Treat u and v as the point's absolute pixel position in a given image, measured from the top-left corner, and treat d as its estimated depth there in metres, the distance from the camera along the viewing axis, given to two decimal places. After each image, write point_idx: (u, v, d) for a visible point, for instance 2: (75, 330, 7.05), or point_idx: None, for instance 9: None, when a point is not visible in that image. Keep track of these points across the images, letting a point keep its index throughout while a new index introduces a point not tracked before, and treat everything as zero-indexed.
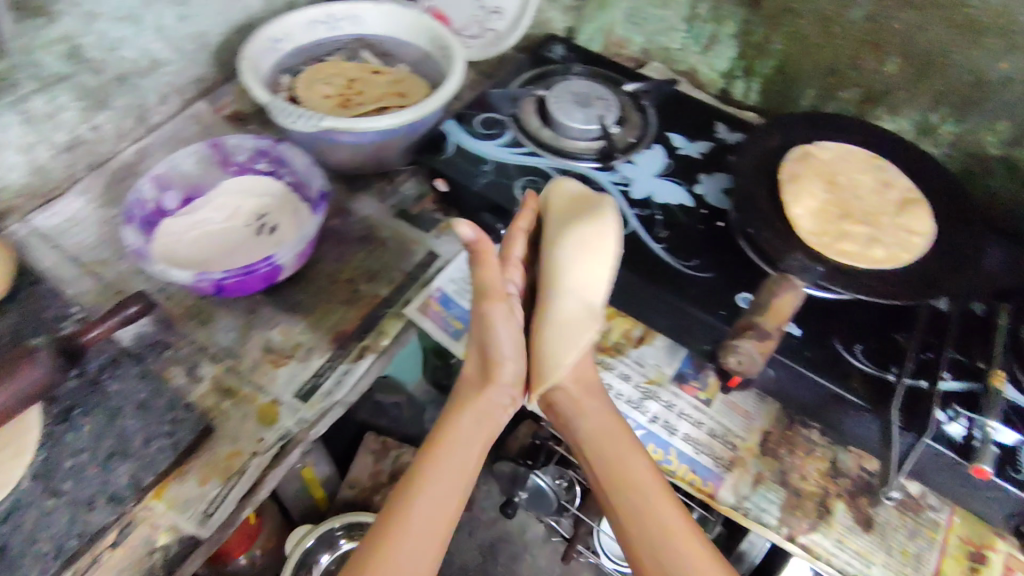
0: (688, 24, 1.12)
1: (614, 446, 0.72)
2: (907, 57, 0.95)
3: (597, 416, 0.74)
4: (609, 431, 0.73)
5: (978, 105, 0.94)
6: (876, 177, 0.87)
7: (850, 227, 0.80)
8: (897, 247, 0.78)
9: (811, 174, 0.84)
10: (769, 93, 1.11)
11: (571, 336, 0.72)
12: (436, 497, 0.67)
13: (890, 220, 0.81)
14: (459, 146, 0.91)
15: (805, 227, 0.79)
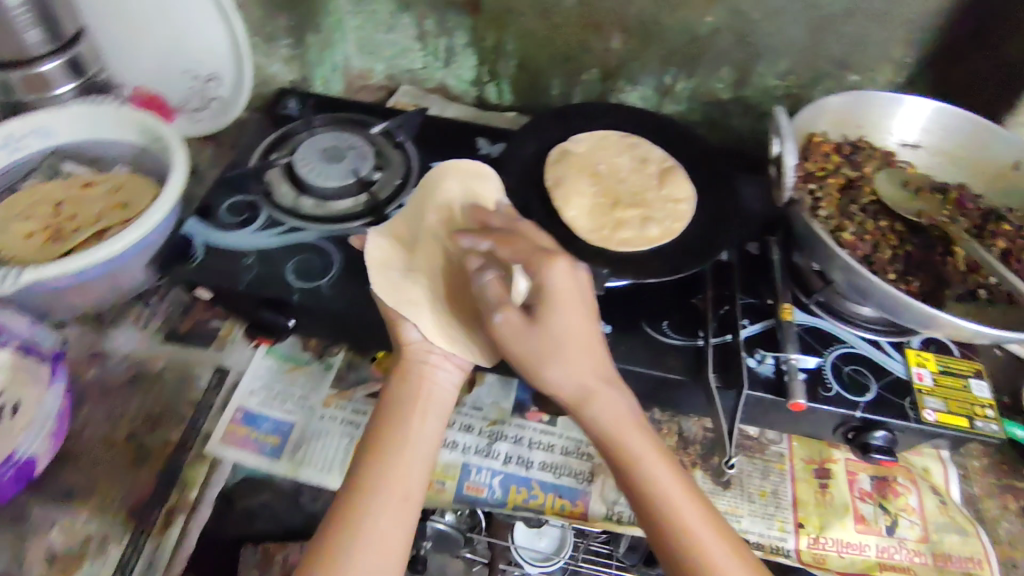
0: (422, 42, 1.09)
1: (626, 443, 0.62)
2: (628, 30, 0.98)
3: (619, 407, 0.63)
4: (625, 429, 0.62)
5: (700, 59, 1.00)
6: (634, 153, 0.89)
7: (624, 213, 0.82)
8: (669, 221, 0.81)
9: (575, 172, 0.85)
10: (520, 90, 1.11)
11: (546, 339, 0.62)
12: (394, 493, 0.61)
13: (657, 195, 0.84)
14: (209, 246, 0.80)
15: (583, 228, 0.79)
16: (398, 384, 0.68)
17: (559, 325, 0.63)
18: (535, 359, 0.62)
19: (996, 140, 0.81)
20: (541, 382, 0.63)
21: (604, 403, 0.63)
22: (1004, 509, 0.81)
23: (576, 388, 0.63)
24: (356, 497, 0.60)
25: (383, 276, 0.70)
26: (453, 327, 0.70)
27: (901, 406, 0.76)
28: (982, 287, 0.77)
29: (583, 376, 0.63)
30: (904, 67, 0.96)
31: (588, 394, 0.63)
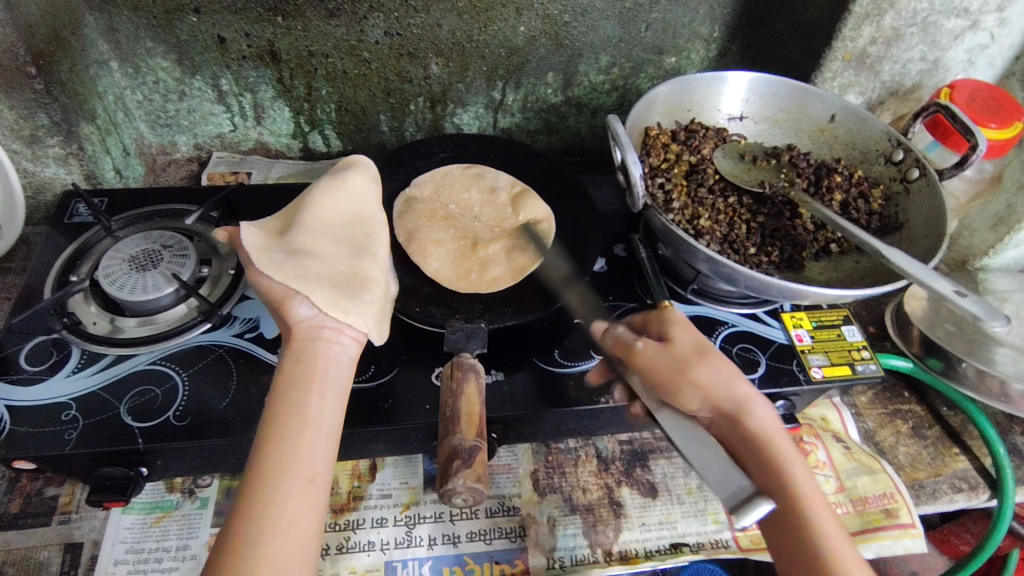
0: (223, 104, 0.97)
1: (779, 453, 0.57)
2: (444, 53, 0.93)
3: (767, 416, 0.59)
4: (779, 438, 0.58)
5: (524, 68, 0.97)
6: (479, 185, 0.86)
7: (484, 251, 0.79)
8: (531, 245, 0.80)
9: (427, 221, 0.81)
10: (347, 132, 1.03)
11: (682, 351, 0.62)
12: (298, 484, 0.50)
13: (511, 223, 0.83)
14: (14, 407, 0.66)
15: (448, 277, 0.76)
16: (292, 365, 0.57)
17: (686, 343, 0.63)
18: (682, 367, 0.60)
19: (808, 98, 0.87)
20: (691, 398, 0.59)
21: (760, 407, 0.59)
22: (898, 434, 0.87)
23: (739, 389, 0.59)
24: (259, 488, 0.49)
25: (266, 258, 0.62)
26: (345, 298, 0.62)
27: (791, 371, 0.78)
28: (832, 242, 0.81)
29: (727, 386, 0.59)
30: (713, 41, 0.99)
31: (747, 394, 0.59)
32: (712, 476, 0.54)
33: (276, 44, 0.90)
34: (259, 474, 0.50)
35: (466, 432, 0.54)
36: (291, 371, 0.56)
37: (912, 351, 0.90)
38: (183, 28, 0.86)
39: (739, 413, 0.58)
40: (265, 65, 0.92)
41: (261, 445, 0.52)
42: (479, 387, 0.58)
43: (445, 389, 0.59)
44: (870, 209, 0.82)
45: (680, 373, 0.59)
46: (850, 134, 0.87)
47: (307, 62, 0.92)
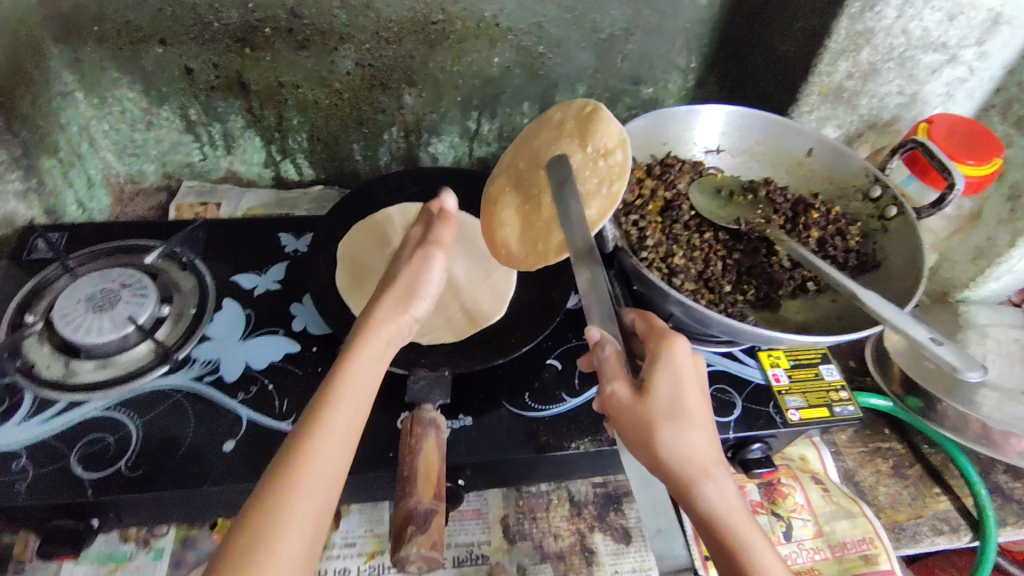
0: (192, 133, 0.95)
1: (733, 531, 0.52)
2: (417, 84, 0.92)
3: (719, 495, 0.53)
4: (733, 515, 0.53)
5: (500, 98, 0.96)
6: (550, 127, 0.77)
7: (548, 207, 0.72)
8: (602, 189, 0.67)
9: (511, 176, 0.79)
10: (320, 162, 1.01)
11: (657, 399, 0.55)
12: (333, 451, 0.49)
13: (583, 160, 0.70)
14: None
15: (521, 256, 0.74)
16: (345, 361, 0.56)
17: (664, 392, 0.56)
18: (645, 427, 0.54)
19: (785, 132, 0.86)
20: (647, 456, 0.55)
21: (709, 486, 0.53)
22: (878, 474, 0.85)
23: (697, 457, 0.54)
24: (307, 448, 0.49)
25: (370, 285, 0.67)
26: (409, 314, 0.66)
27: (767, 414, 0.76)
28: (809, 279, 0.79)
29: (688, 453, 0.54)
30: (691, 71, 0.98)
31: (700, 465, 0.53)
32: (656, 538, 0.56)
33: (244, 74, 0.88)
34: (318, 422, 0.51)
35: (423, 494, 0.52)
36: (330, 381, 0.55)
37: (892, 388, 0.88)
38: (148, 59, 0.84)
39: (689, 488, 0.53)
40: (233, 95, 0.90)
41: (312, 409, 0.52)
42: (438, 446, 0.56)
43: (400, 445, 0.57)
44: (847, 247, 0.81)
45: (639, 433, 0.54)
46: (827, 169, 0.86)
47: (277, 92, 0.90)
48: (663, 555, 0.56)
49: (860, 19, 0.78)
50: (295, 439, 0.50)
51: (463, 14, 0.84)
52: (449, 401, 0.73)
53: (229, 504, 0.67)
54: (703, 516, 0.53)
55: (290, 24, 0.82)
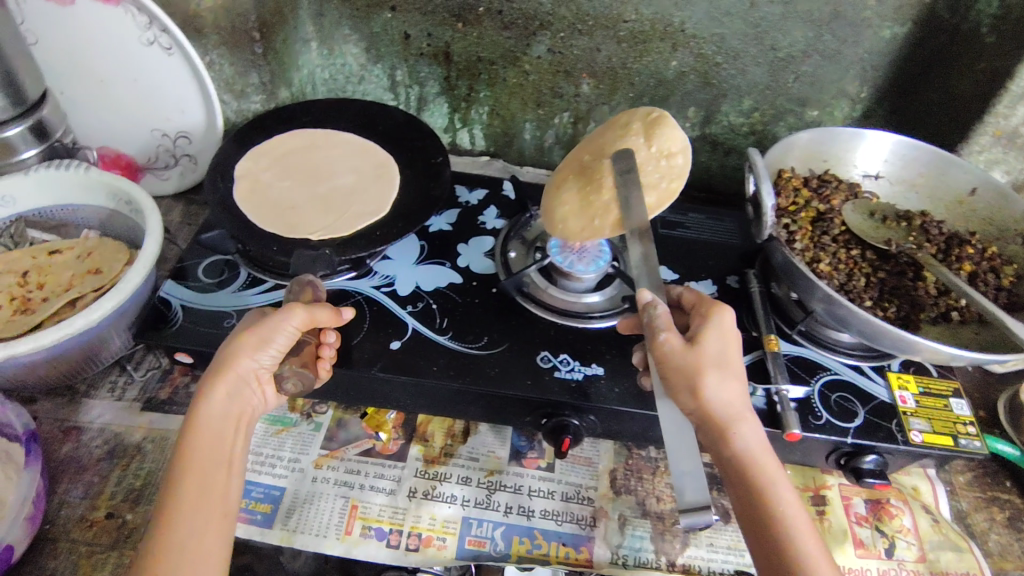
0: (393, 92, 1.08)
1: (760, 475, 0.58)
2: (597, 75, 1.01)
3: (752, 439, 0.59)
4: (762, 459, 0.59)
5: (668, 100, 1.03)
6: (615, 127, 0.78)
7: (608, 189, 0.72)
8: (663, 182, 0.72)
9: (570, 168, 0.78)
10: (492, 134, 1.12)
11: (701, 352, 0.61)
12: (201, 469, 0.58)
13: (645, 156, 0.73)
14: (188, 308, 0.77)
15: (575, 230, 0.75)
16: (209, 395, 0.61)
17: (709, 349, 0.61)
18: (691, 372, 0.59)
19: (951, 168, 0.88)
20: (686, 400, 0.59)
21: (744, 428, 0.59)
22: (992, 522, 0.83)
23: (729, 407, 0.59)
24: (180, 484, 0.56)
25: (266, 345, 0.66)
26: (267, 341, 0.64)
27: (888, 429, 0.77)
28: (954, 308, 0.80)
29: (726, 401, 0.59)
30: (860, 101, 1.01)
31: (732, 410, 0.59)
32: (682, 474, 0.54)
33: (451, 46, 1.00)
34: (186, 455, 0.58)
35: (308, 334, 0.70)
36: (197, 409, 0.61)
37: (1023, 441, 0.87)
38: (377, 22, 0.98)
39: (725, 430, 0.59)
40: (437, 63, 1.03)
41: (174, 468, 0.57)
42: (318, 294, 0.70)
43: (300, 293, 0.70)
44: (999, 284, 0.81)
45: (685, 378, 0.59)
46: (989, 210, 0.86)
47: (474, 66, 1.02)
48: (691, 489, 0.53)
49: None
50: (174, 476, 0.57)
51: (653, 16, 0.92)
52: (585, 351, 0.79)
53: (384, 396, 0.77)
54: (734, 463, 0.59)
55: (501, 7, 0.94)
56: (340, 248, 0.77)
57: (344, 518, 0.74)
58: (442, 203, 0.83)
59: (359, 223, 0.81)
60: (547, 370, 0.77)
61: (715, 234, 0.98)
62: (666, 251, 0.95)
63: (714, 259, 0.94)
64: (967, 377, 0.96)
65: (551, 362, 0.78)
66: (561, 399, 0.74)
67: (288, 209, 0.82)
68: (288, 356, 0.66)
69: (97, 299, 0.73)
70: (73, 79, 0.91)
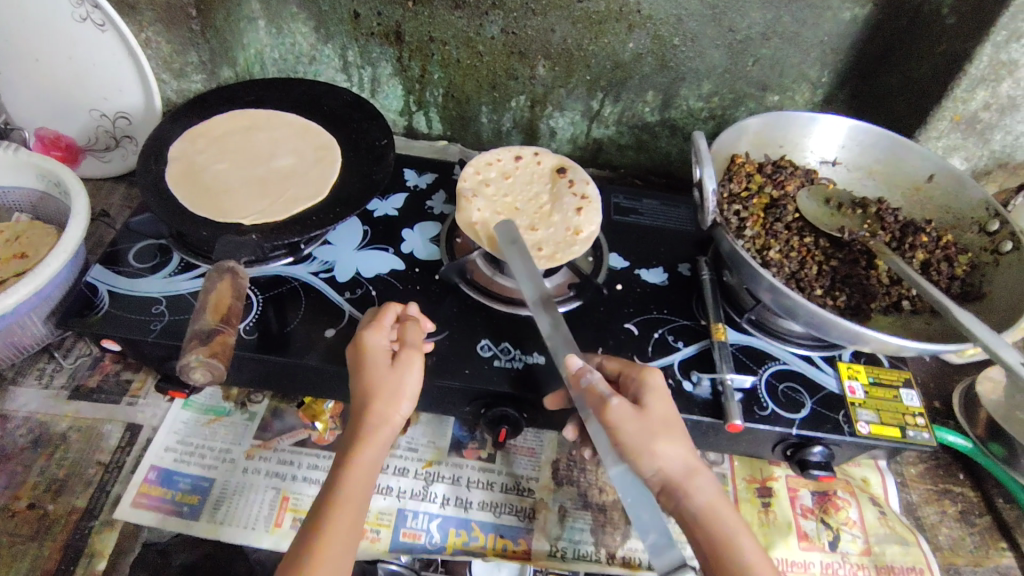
0: (346, 73, 1.05)
1: (723, 536, 0.58)
2: (552, 57, 0.98)
3: (709, 495, 0.60)
4: (722, 514, 0.60)
5: (626, 83, 1.00)
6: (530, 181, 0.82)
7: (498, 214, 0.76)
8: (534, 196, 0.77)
9: (524, 199, 0.83)
10: (449, 118, 1.09)
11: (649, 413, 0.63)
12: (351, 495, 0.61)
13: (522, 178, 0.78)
14: (115, 294, 0.75)
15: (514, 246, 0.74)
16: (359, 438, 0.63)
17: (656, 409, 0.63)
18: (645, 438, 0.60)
19: (907, 154, 0.85)
20: (646, 466, 0.61)
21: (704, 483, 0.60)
22: (943, 514, 0.82)
23: (685, 465, 0.61)
24: (335, 510, 0.60)
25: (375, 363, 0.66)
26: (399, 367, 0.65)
27: (835, 420, 0.76)
28: (905, 298, 0.79)
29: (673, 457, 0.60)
30: (820, 86, 0.98)
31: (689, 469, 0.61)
32: (648, 539, 0.60)
33: (402, 26, 0.97)
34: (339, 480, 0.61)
35: (209, 318, 0.61)
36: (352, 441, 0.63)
37: (975, 432, 0.85)
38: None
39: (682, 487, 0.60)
40: (388, 43, 0.99)
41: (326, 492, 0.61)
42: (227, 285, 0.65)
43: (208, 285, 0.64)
44: (953, 273, 0.79)
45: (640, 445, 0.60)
46: (946, 197, 0.84)
47: (425, 46, 0.99)
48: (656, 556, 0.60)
49: (1005, 49, 0.77)
50: (325, 500, 0.61)
51: None
52: (527, 340, 0.77)
53: (318, 385, 0.75)
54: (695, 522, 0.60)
55: None
56: (271, 233, 0.75)
57: (274, 510, 0.71)
58: (382, 188, 0.81)
59: (295, 207, 0.78)
60: (486, 360, 0.75)
61: (670, 221, 0.96)
62: (619, 238, 0.93)
63: (666, 246, 0.92)
64: (924, 368, 0.95)
65: (491, 350, 0.76)
66: (499, 389, 0.72)
67: (222, 193, 0.79)
68: (195, 344, 0.58)
69: (15, 284, 0.70)
70: (6, 56, 0.87)
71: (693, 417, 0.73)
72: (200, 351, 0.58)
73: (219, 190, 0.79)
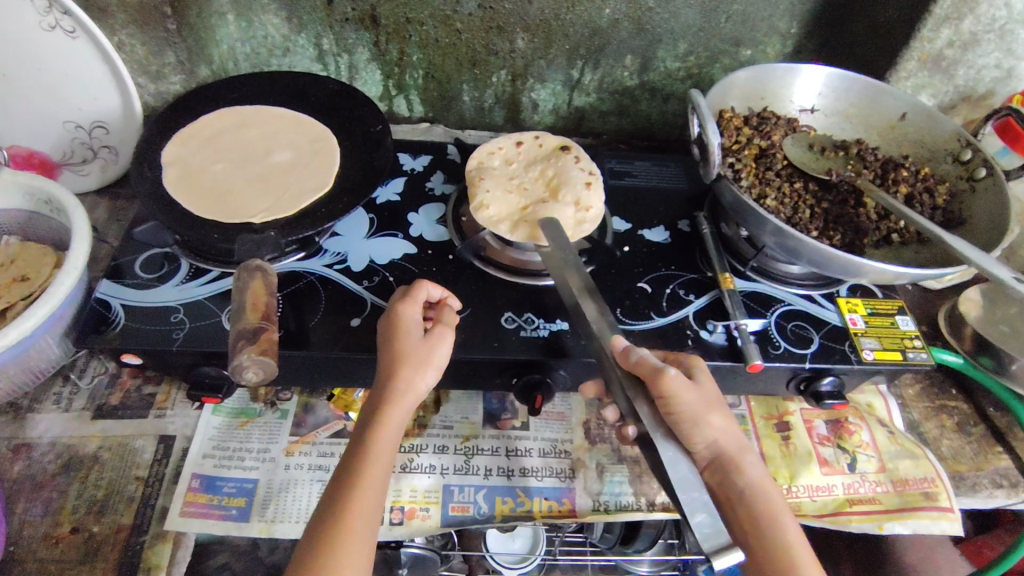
0: (321, 62, 1.03)
1: (767, 506, 0.63)
2: (531, 29, 0.98)
3: (759, 471, 0.65)
4: (767, 490, 0.64)
5: (605, 49, 1.02)
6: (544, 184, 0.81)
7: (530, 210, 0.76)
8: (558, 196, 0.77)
9: (531, 178, 0.85)
10: (430, 99, 1.09)
11: (704, 393, 0.65)
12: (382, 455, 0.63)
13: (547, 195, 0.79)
14: (129, 307, 0.73)
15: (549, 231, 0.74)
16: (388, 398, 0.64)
17: (710, 389, 0.66)
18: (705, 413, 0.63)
19: (881, 96, 0.90)
20: (701, 438, 0.64)
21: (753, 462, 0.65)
22: (942, 427, 0.88)
23: (737, 445, 0.65)
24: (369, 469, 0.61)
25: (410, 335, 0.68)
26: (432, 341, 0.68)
27: (842, 351, 0.81)
28: (894, 231, 0.83)
29: (728, 436, 0.64)
30: (790, 37, 1.02)
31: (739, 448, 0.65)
32: (697, 518, 0.57)
33: (377, 9, 0.95)
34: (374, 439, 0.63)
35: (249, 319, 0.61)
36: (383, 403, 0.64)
37: (963, 349, 0.92)
38: None
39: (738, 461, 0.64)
40: (365, 28, 0.98)
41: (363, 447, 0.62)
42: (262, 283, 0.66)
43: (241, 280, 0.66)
44: (934, 204, 0.84)
45: (699, 419, 0.63)
46: (920, 132, 0.89)
47: (404, 28, 0.98)
48: (704, 536, 0.57)
49: None
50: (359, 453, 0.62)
51: None
52: (549, 308, 0.79)
53: (348, 375, 0.76)
54: (741, 495, 0.64)
55: None
56: (284, 229, 0.74)
57: None
58: (385, 173, 0.80)
59: (302, 201, 0.78)
60: (512, 331, 0.76)
61: (661, 180, 0.99)
62: (617, 201, 0.95)
63: (663, 205, 0.95)
64: (908, 295, 1.01)
65: (515, 322, 0.77)
66: (531, 357, 0.74)
67: (225, 194, 0.78)
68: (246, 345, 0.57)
69: (27, 308, 0.68)
70: None
71: (715, 363, 0.76)
72: (249, 350, 0.57)
73: (221, 192, 0.78)
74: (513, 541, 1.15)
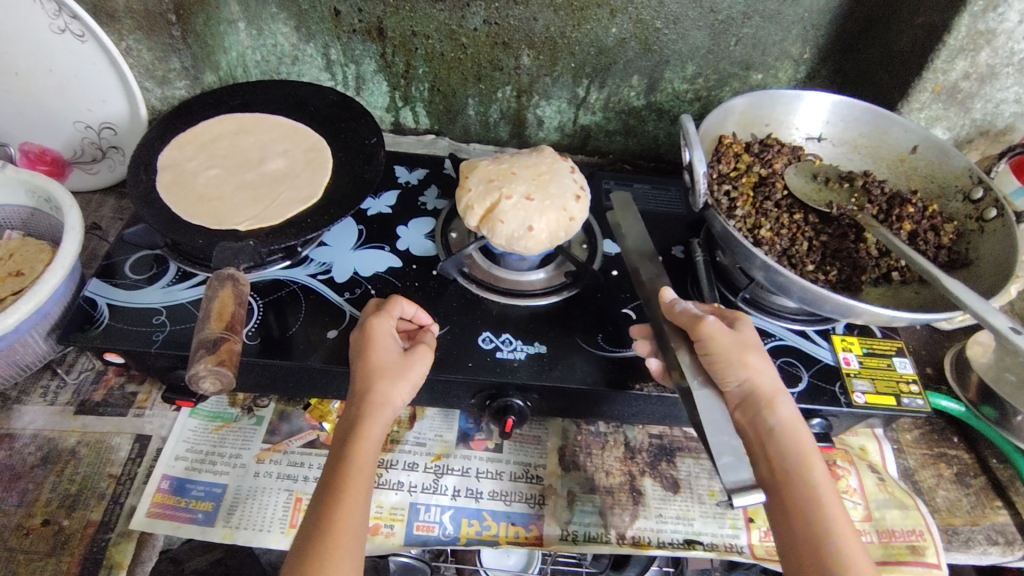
0: (329, 72, 1.04)
1: (798, 447, 0.60)
2: (536, 46, 0.97)
3: (791, 412, 0.62)
4: (802, 433, 0.62)
5: (611, 68, 1.00)
6: (536, 188, 0.76)
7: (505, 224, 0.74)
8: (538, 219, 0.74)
9: (521, 166, 0.79)
10: (435, 112, 1.09)
11: (742, 337, 0.65)
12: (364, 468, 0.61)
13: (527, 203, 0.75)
14: (114, 307, 0.74)
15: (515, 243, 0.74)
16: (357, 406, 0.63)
17: (748, 336, 0.65)
18: (740, 354, 0.63)
19: (890, 126, 0.87)
20: (733, 377, 0.63)
21: (787, 403, 0.62)
22: (939, 477, 0.84)
23: (772, 384, 0.63)
24: (353, 477, 0.60)
25: (386, 350, 0.67)
26: (409, 358, 0.67)
27: (832, 392, 0.77)
28: (895, 269, 0.80)
29: (763, 375, 0.63)
30: (803, 62, 1.00)
31: (774, 390, 0.63)
32: (723, 459, 0.59)
33: (384, 21, 0.96)
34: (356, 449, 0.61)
35: (213, 325, 0.62)
36: (363, 412, 0.63)
37: (967, 396, 0.88)
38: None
39: (772, 399, 0.62)
40: (371, 40, 0.98)
41: (343, 457, 0.61)
42: (235, 289, 0.67)
43: (212, 286, 0.67)
44: (940, 242, 0.80)
45: (734, 358, 0.62)
46: (930, 167, 0.86)
47: (409, 41, 0.98)
48: (730, 475, 0.58)
49: (982, 19, 0.78)
50: (339, 464, 0.61)
51: None
52: (528, 330, 0.78)
53: (322, 387, 0.76)
54: (773, 435, 0.61)
55: None
56: (267, 238, 0.75)
57: (289, 512, 0.72)
58: (374, 186, 0.81)
59: (289, 210, 0.78)
60: (488, 352, 0.75)
61: (659, 205, 0.98)
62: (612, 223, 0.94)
63: (658, 229, 0.94)
64: (915, 335, 0.97)
65: (493, 342, 0.76)
66: (504, 380, 0.73)
67: (214, 199, 0.79)
68: (201, 353, 0.59)
69: (14, 303, 0.70)
70: None
71: None
72: (207, 357, 0.59)
73: (212, 198, 0.79)
74: (508, 557, 1.03)
